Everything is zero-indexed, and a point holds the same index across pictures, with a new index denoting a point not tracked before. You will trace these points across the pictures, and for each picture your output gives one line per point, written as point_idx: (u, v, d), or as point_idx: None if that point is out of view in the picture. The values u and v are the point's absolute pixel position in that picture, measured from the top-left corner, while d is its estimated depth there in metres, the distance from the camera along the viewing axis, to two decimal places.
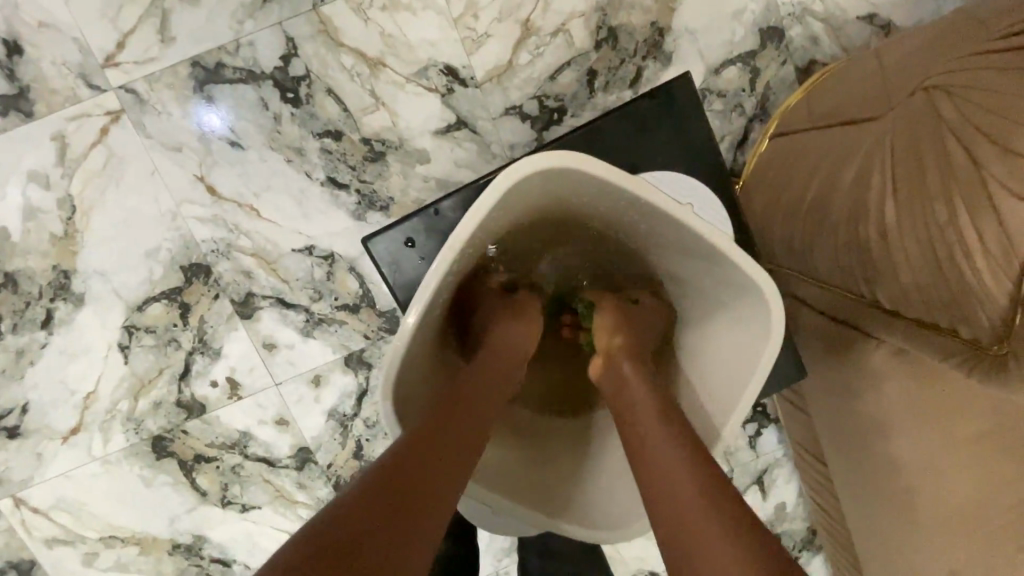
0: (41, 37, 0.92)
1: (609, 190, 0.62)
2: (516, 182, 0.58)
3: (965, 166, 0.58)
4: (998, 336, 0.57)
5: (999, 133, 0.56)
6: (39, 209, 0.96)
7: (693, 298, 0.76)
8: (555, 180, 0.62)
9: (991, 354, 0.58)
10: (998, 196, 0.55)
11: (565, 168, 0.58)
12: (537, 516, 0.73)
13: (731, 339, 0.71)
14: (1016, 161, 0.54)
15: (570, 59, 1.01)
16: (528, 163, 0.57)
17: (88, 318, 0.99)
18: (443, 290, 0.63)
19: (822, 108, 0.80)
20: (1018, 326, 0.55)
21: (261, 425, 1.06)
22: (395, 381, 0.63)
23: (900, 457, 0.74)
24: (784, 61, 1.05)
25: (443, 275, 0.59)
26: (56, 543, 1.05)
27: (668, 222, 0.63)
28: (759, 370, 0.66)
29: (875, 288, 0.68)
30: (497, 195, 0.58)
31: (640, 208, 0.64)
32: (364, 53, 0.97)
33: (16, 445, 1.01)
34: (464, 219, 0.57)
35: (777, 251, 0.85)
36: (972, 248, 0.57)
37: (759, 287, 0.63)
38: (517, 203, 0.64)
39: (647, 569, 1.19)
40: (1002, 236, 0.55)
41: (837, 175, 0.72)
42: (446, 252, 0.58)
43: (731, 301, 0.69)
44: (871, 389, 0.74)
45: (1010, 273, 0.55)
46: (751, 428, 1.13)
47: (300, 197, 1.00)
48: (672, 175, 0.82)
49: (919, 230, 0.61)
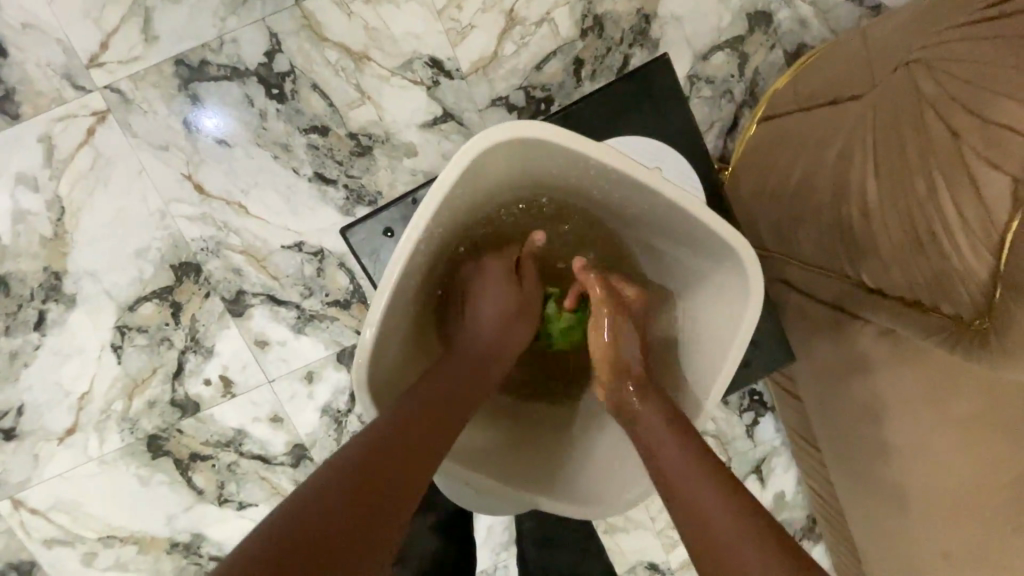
0: (25, 38, 0.92)
1: (577, 162, 0.62)
2: (479, 156, 0.58)
3: (944, 139, 0.58)
4: (981, 310, 0.56)
5: (978, 104, 0.56)
6: (28, 210, 0.96)
7: (671, 280, 0.75)
8: (522, 154, 0.61)
9: (973, 329, 0.57)
10: (977, 167, 0.55)
11: (527, 140, 0.58)
12: (523, 496, 0.71)
13: (710, 314, 0.70)
14: (995, 131, 0.54)
15: (556, 49, 1.00)
16: (484, 136, 0.57)
17: (80, 319, 0.99)
18: (413, 271, 0.63)
19: (808, 90, 0.79)
20: (998, 299, 0.55)
21: (256, 422, 1.06)
22: (372, 361, 0.62)
23: (892, 437, 0.73)
24: (773, 45, 1.04)
25: (413, 255, 0.60)
26: (55, 544, 1.06)
27: (642, 193, 0.62)
28: (737, 338, 0.65)
29: (859, 268, 0.67)
30: (459, 170, 0.57)
31: (614, 183, 0.64)
32: (348, 48, 0.97)
33: (13, 447, 1.02)
34: (426, 196, 0.58)
35: (763, 235, 0.84)
36: (951, 222, 0.57)
37: (738, 255, 0.63)
38: (486, 179, 0.63)
39: (646, 560, 1.19)
40: (981, 209, 0.55)
41: (821, 155, 0.72)
42: (412, 231, 0.58)
43: (711, 273, 0.69)
44: (858, 372, 0.73)
45: (990, 244, 0.55)
46: (747, 417, 1.12)
47: (288, 193, 1.00)
48: (653, 143, 0.81)
49: (900, 204, 0.61)
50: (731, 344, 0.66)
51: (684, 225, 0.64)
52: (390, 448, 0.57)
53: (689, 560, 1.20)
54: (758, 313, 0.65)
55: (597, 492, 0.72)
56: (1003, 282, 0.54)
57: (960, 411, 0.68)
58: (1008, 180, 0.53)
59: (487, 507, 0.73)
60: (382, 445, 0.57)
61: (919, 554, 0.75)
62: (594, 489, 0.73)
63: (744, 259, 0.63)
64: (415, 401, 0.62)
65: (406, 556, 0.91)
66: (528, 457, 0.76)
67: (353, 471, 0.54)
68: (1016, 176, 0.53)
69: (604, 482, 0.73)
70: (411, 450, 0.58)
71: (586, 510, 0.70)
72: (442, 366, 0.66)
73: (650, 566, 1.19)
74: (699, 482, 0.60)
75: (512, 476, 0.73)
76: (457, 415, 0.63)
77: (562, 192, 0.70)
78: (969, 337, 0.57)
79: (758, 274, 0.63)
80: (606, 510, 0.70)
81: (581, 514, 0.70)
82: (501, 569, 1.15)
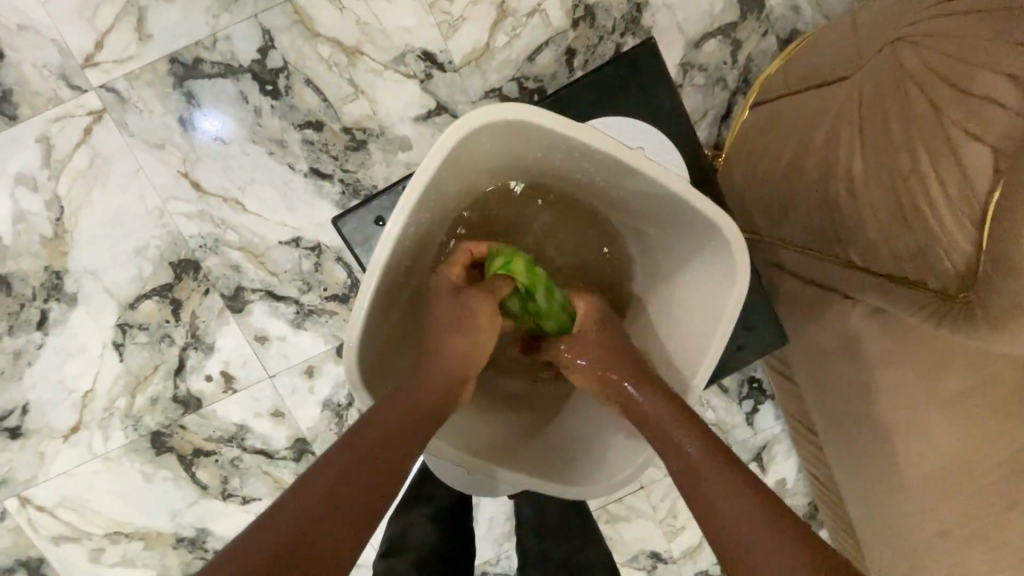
0: (21, 40, 0.93)
1: (562, 144, 0.62)
2: (461, 141, 0.58)
3: (926, 112, 0.59)
4: (965, 282, 0.56)
5: (960, 78, 0.57)
6: (28, 211, 0.97)
7: (661, 259, 0.74)
8: (507, 139, 0.62)
9: (958, 302, 0.57)
10: (958, 139, 0.56)
11: (507, 121, 0.58)
12: (517, 478, 0.71)
13: (697, 293, 0.70)
14: (972, 102, 0.56)
15: (547, 39, 1.01)
16: (465, 120, 0.58)
17: (82, 318, 1.01)
18: (401, 256, 0.63)
19: (798, 73, 0.79)
20: (981, 270, 0.55)
21: (258, 417, 1.07)
22: (362, 347, 0.63)
23: (886, 418, 0.73)
24: (766, 31, 1.04)
25: (400, 238, 0.60)
26: (63, 541, 1.07)
27: (627, 174, 0.63)
28: (727, 313, 0.66)
29: (848, 248, 0.67)
30: (441, 156, 0.58)
31: (601, 165, 0.64)
32: (340, 42, 0.97)
33: (18, 445, 1.03)
34: (408, 182, 0.58)
35: (756, 219, 0.84)
36: (934, 193, 0.58)
37: (723, 233, 0.63)
38: (471, 163, 0.64)
39: (648, 549, 1.19)
40: (963, 180, 0.56)
41: (811, 136, 0.72)
42: (396, 218, 0.59)
43: (698, 254, 0.69)
44: (852, 353, 0.74)
45: (972, 215, 0.55)
46: (747, 404, 1.12)
47: (284, 188, 1.01)
48: (639, 124, 0.81)
49: (886, 179, 0.62)
50: (719, 320, 0.66)
51: (672, 207, 0.65)
52: (335, 500, 0.54)
53: (691, 548, 1.20)
54: (745, 290, 0.65)
55: (591, 473, 0.73)
56: (985, 252, 0.54)
57: (950, 392, 0.68)
58: (990, 152, 0.55)
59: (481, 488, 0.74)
60: (344, 467, 0.56)
61: (909, 535, 0.75)
62: (584, 469, 0.74)
63: (732, 239, 0.63)
64: (373, 414, 0.60)
65: (406, 547, 0.91)
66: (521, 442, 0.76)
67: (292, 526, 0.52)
68: (997, 147, 0.54)
69: (597, 461, 0.74)
70: (373, 470, 0.57)
71: (582, 490, 0.71)
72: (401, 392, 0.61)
73: (652, 555, 1.20)
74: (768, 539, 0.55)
75: (505, 458, 0.73)
76: (408, 450, 0.59)
77: (550, 178, 0.71)
78: (955, 310, 0.57)
79: (745, 253, 0.64)
80: (596, 489, 0.71)
81: (576, 494, 0.71)
82: (503, 561, 1.16)
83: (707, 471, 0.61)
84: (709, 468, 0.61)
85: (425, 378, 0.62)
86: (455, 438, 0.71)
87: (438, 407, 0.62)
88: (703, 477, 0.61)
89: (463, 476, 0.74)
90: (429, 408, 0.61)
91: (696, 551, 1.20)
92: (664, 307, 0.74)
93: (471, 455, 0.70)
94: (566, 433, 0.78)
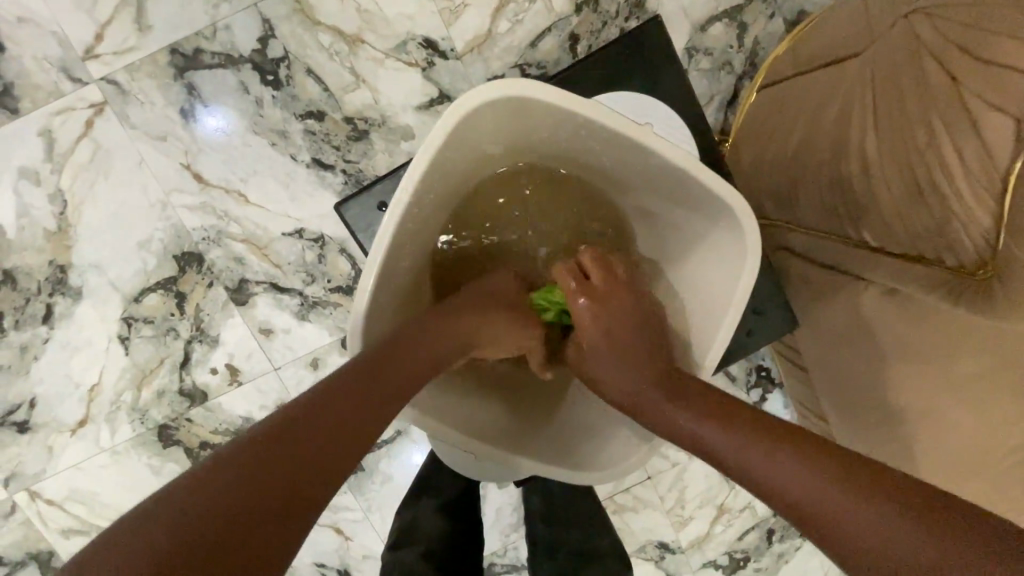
0: (21, 33, 0.93)
1: (567, 122, 0.62)
2: (464, 118, 0.58)
3: (943, 83, 0.58)
4: (983, 258, 0.55)
5: (977, 47, 0.56)
6: (32, 205, 0.97)
7: (670, 242, 0.73)
8: (511, 117, 0.62)
9: (974, 278, 0.56)
10: (978, 109, 0.54)
11: (512, 98, 0.58)
12: (519, 462, 0.70)
13: (708, 274, 0.69)
14: (990, 70, 0.54)
15: (550, 25, 0.99)
16: (471, 97, 0.57)
17: (87, 311, 1.01)
18: (404, 241, 0.63)
19: (807, 53, 0.78)
20: (1001, 244, 0.54)
21: (263, 410, 1.07)
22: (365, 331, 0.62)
23: (900, 402, 0.71)
24: (773, 13, 1.02)
25: (404, 220, 0.60)
26: (72, 534, 1.07)
27: (633, 151, 0.62)
28: (738, 293, 0.65)
29: (860, 227, 0.66)
30: (445, 133, 0.58)
31: (608, 145, 0.63)
32: (341, 30, 0.96)
33: (27, 439, 1.03)
34: (413, 160, 0.58)
35: (764, 203, 0.83)
36: (950, 166, 0.56)
37: (732, 209, 0.63)
38: (475, 144, 0.63)
39: (657, 540, 1.19)
40: (981, 151, 0.54)
41: (822, 116, 0.71)
42: (399, 196, 0.58)
43: (709, 234, 0.68)
44: (864, 335, 0.73)
45: (994, 190, 0.53)
46: (756, 394, 1.07)
47: (287, 179, 1.00)
48: (646, 99, 0.80)
49: (900, 155, 0.61)
50: (730, 302, 0.66)
51: (680, 185, 0.64)
52: (297, 450, 0.53)
53: (699, 538, 1.20)
54: (756, 270, 0.64)
55: (595, 458, 0.72)
56: (1006, 226, 0.53)
57: (959, 374, 0.66)
58: (1011, 121, 0.52)
59: (484, 471, 0.74)
60: (340, 394, 0.58)
61: None
62: (587, 455, 0.73)
63: (742, 219, 0.63)
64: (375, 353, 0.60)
65: (414, 539, 0.92)
66: (527, 431, 0.75)
67: (250, 465, 0.50)
68: (1020, 117, 0.52)
69: (601, 448, 0.73)
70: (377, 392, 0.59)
71: (593, 476, 0.70)
72: (381, 356, 0.60)
73: (660, 546, 1.19)
74: (837, 489, 0.51)
75: (508, 443, 0.73)
76: (377, 420, 0.59)
77: (556, 160, 0.70)
78: (972, 286, 0.56)
79: (754, 230, 0.63)
80: (597, 477, 0.70)
81: (576, 479, 0.70)
82: (511, 551, 1.15)
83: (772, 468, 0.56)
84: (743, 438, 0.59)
85: (410, 348, 0.62)
86: (458, 423, 0.70)
87: (418, 379, 0.62)
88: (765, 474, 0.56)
89: (465, 459, 0.73)
90: (400, 365, 0.61)
91: (705, 541, 1.20)
92: (674, 289, 0.74)
93: (473, 439, 0.70)
94: (573, 420, 0.77)
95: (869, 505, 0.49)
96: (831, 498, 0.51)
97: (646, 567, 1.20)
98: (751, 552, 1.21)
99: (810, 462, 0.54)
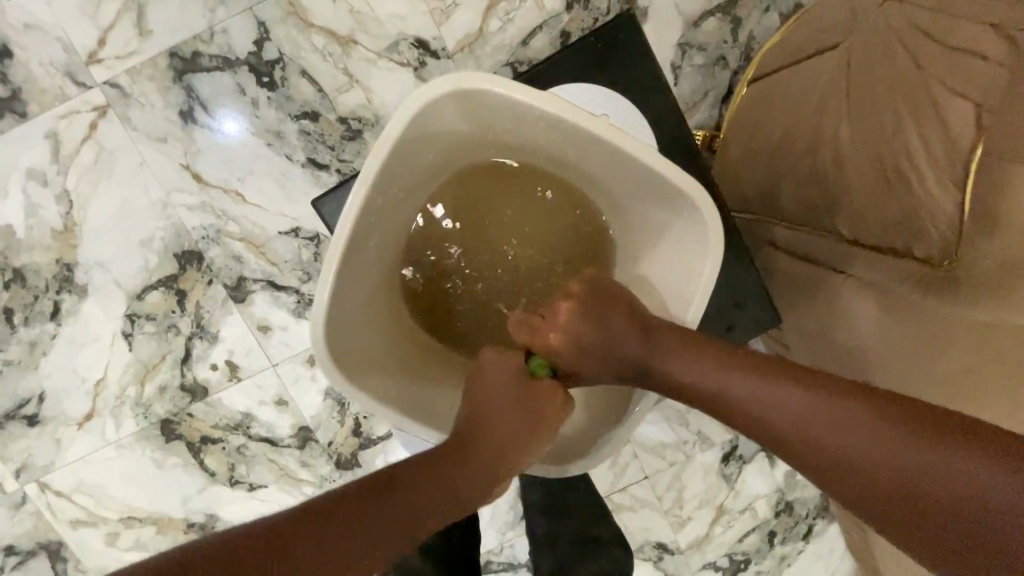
0: (28, 39, 0.96)
1: (528, 116, 0.64)
2: (424, 108, 0.61)
3: (909, 67, 0.60)
4: (950, 247, 0.56)
5: (943, 34, 0.59)
6: (40, 204, 1.00)
7: (637, 237, 0.73)
8: (477, 109, 0.64)
9: (942, 270, 0.56)
10: (941, 94, 0.58)
11: (477, 89, 0.61)
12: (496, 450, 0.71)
13: (672, 268, 0.70)
14: (954, 58, 0.58)
15: (542, 23, 1.00)
16: (432, 87, 0.60)
17: (92, 309, 1.04)
18: (372, 229, 0.65)
19: (794, 46, 0.77)
20: (966, 230, 0.55)
21: (262, 406, 1.09)
22: (332, 329, 0.63)
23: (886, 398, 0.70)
24: (767, 8, 1.01)
25: (367, 207, 0.63)
26: (80, 525, 1.10)
27: (597, 145, 0.64)
28: (702, 282, 0.66)
29: (835, 220, 0.66)
30: (404, 122, 0.60)
31: (573, 140, 0.65)
32: (334, 32, 0.98)
33: (36, 432, 1.06)
34: (375, 146, 0.61)
35: (750, 199, 0.82)
36: (917, 157, 0.58)
37: (697, 205, 0.64)
38: (441, 137, 0.66)
39: (653, 539, 1.18)
40: (943, 138, 0.57)
41: (802, 108, 0.70)
42: (360, 185, 0.61)
43: (675, 227, 0.68)
44: (842, 327, 0.72)
45: (954, 175, 0.56)
46: None
47: (281, 179, 1.02)
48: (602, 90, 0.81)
49: (871, 143, 0.61)
50: (693, 296, 0.67)
51: (646, 180, 0.65)
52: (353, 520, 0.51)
53: (698, 539, 1.18)
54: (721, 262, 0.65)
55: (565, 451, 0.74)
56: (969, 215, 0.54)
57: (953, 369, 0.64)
58: (972, 107, 0.56)
59: None
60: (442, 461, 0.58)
61: None
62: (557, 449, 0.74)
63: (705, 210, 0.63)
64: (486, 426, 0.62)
65: None
66: None
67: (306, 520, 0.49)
68: (979, 103, 0.56)
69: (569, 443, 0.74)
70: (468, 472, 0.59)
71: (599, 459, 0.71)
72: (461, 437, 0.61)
73: (658, 546, 1.18)
74: (861, 427, 0.54)
75: None
76: (444, 492, 0.57)
77: (525, 153, 0.70)
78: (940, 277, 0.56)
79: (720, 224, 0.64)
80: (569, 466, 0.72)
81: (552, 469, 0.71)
82: (507, 549, 1.16)
83: (808, 425, 0.57)
84: (765, 392, 0.59)
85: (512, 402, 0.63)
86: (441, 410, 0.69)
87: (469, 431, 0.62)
88: (803, 433, 0.57)
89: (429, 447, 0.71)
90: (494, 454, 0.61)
91: (704, 541, 1.18)
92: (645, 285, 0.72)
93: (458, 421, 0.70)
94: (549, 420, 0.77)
95: (950, 451, 0.51)
96: (849, 432, 0.55)
97: (645, 568, 1.19)
98: (752, 554, 1.19)
99: (843, 414, 0.56)
